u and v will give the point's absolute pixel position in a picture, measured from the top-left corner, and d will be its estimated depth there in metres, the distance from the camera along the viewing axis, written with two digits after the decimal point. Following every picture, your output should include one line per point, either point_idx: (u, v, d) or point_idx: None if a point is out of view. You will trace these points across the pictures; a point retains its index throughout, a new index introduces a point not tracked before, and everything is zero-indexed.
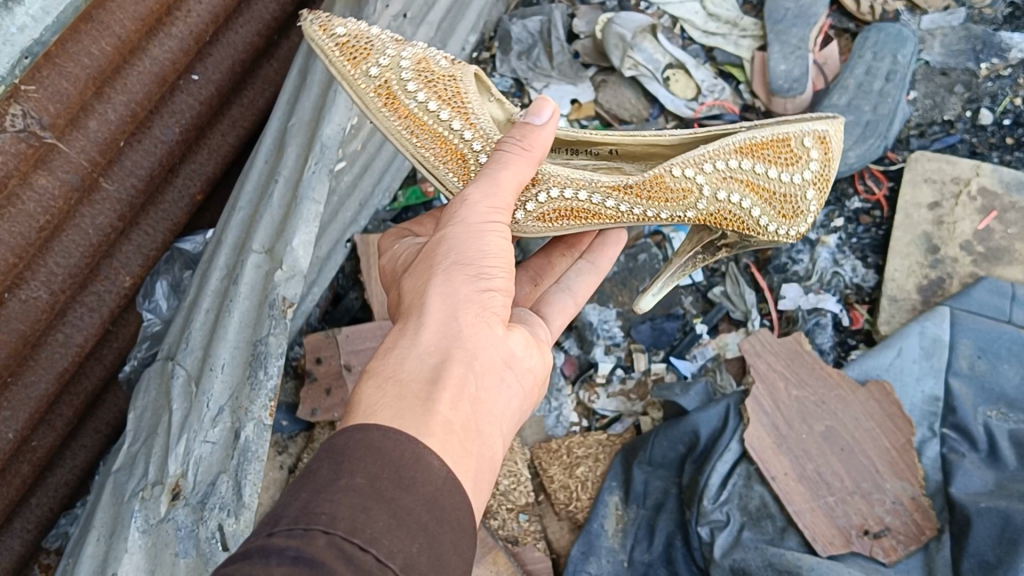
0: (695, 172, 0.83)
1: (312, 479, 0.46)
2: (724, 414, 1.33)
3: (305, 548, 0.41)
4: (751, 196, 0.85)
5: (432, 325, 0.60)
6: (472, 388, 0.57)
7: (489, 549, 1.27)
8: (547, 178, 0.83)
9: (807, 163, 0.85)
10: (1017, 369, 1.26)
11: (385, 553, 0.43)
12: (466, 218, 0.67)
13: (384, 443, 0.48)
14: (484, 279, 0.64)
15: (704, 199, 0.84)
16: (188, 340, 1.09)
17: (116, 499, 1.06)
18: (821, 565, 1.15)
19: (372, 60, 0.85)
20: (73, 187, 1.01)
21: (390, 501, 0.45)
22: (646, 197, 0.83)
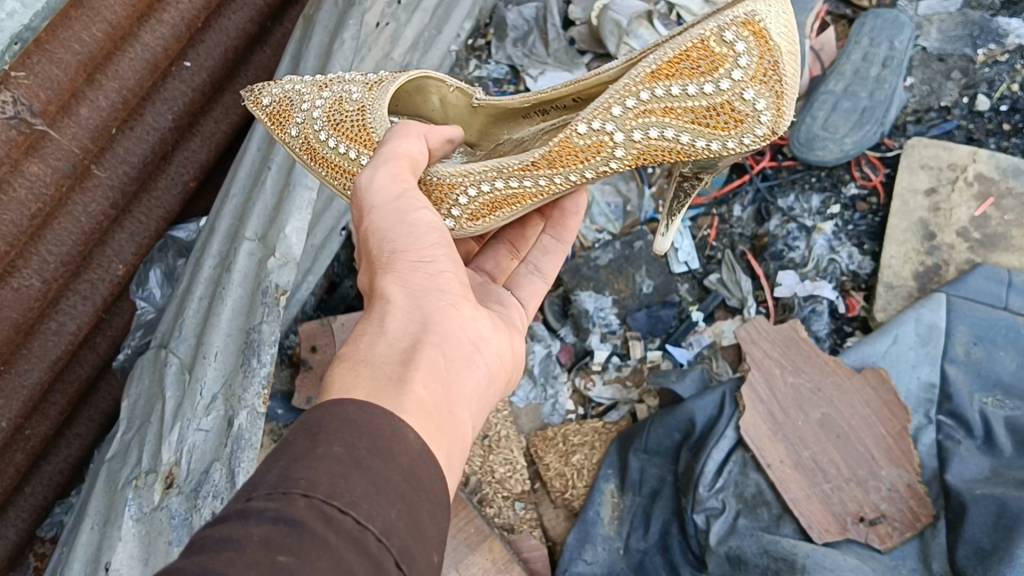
0: (603, 122, 0.74)
1: (288, 449, 0.44)
2: (720, 401, 1.32)
3: (284, 509, 0.40)
4: (674, 122, 0.73)
5: (397, 311, 0.59)
6: (443, 368, 0.56)
7: (485, 536, 1.26)
8: (462, 182, 0.79)
9: (735, 58, 0.69)
10: (1013, 357, 1.25)
11: (364, 516, 0.41)
12: (376, 202, 0.67)
13: (359, 416, 0.47)
14: (428, 263, 0.63)
15: (620, 145, 0.75)
16: (182, 328, 1.09)
17: (109, 487, 1.06)
18: (816, 553, 1.15)
19: (292, 121, 0.88)
20: (64, 174, 1.00)
21: (369, 468, 0.43)
22: (557, 165, 0.77)
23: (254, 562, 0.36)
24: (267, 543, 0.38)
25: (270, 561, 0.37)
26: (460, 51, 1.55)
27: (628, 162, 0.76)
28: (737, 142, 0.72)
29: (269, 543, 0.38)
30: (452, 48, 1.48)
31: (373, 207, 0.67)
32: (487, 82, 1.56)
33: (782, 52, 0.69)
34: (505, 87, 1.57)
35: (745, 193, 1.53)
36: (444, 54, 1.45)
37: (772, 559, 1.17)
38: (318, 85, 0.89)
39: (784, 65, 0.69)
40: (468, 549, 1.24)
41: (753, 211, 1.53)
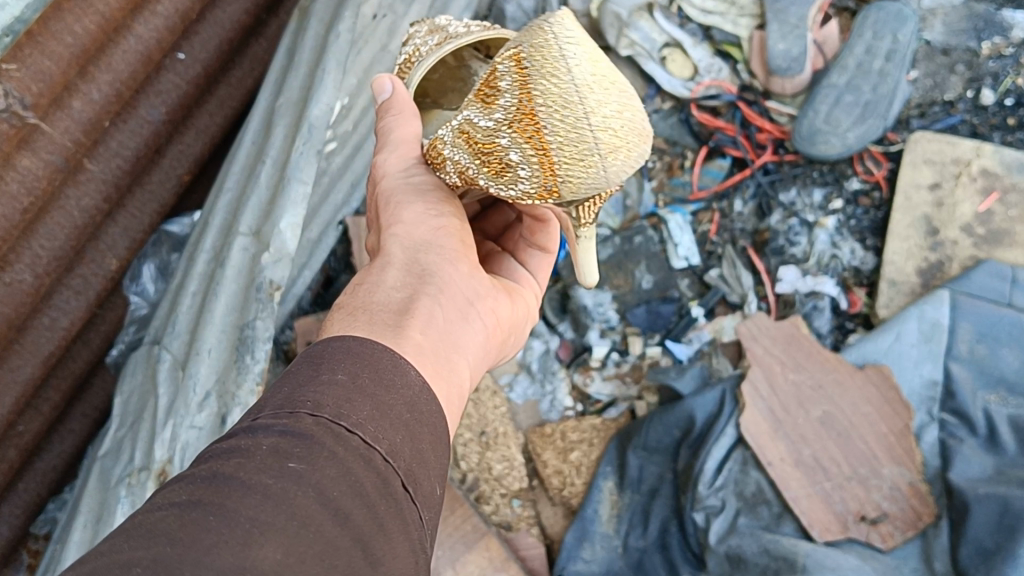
0: (443, 132, 0.69)
1: (294, 376, 0.49)
2: (720, 399, 1.30)
3: (293, 424, 0.44)
4: (472, 147, 0.66)
5: (397, 262, 0.66)
6: (439, 316, 0.62)
7: (482, 534, 1.24)
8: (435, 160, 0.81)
9: (501, 96, 0.63)
10: (1017, 354, 1.24)
11: (371, 436, 0.46)
12: (388, 170, 0.72)
13: (361, 349, 0.52)
14: (433, 216, 0.69)
15: (448, 159, 0.68)
16: (175, 324, 1.08)
17: (102, 485, 1.04)
18: (817, 552, 1.14)
19: None
20: (57, 167, 0.98)
21: (372, 395, 0.48)
22: (432, 166, 0.71)
23: (264, 470, 0.41)
24: (276, 452, 0.43)
25: (280, 467, 0.42)
26: None
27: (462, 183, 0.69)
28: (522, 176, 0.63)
29: (277, 452, 0.42)
30: None
31: (385, 174, 0.72)
32: None
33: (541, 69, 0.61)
34: None
35: (746, 187, 1.52)
36: None
37: (773, 558, 1.16)
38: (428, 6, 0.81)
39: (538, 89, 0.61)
40: (465, 547, 1.23)
41: (753, 207, 1.52)
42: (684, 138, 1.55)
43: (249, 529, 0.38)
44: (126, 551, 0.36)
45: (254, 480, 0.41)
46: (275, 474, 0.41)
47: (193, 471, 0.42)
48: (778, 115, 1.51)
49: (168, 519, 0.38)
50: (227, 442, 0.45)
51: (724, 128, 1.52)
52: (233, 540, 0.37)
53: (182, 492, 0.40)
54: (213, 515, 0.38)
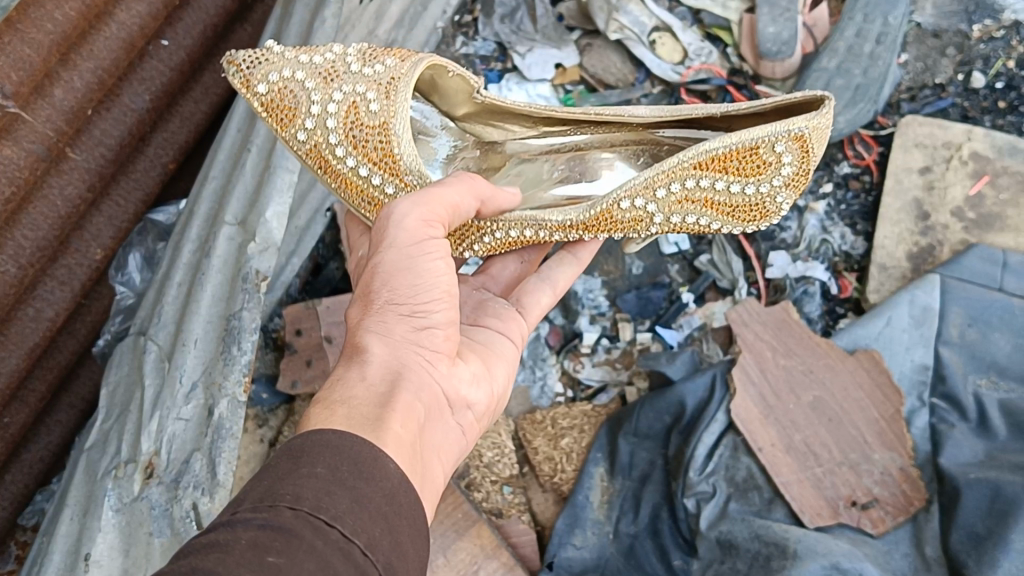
0: (645, 202, 0.84)
1: (272, 469, 0.49)
2: (710, 384, 1.31)
3: (272, 517, 0.45)
4: (708, 213, 0.86)
5: (378, 359, 0.63)
6: (418, 412, 0.61)
7: (473, 521, 1.24)
8: (490, 226, 0.85)
9: (783, 166, 0.82)
10: (1008, 337, 1.25)
11: (350, 530, 0.46)
12: (397, 240, 0.68)
13: (341, 443, 0.52)
14: (420, 315, 0.66)
15: (656, 221, 0.86)
16: (160, 315, 1.07)
17: (88, 477, 1.03)
18: (808, 537, 1.15)
19: (297, 123, 0.83)
20: (39, 157, 0.97)
21: (352, 488, 0.49)
22: (595, 228, 0.85)
23: (244, 563, 0.41)
24: (255, 545, 0.43)
25: (260, 560, 0.42)
26: (447, 27, 1.52)
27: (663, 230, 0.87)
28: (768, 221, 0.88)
29: (256, 545, 0.42)
30: (438, 25, 1.43)
31: (391, 242, 0.68)
32: (474, 59, 1.54)
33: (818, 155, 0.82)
34: (492, 66, 1.54)
35: None
36: (430, 31, 1.41)
37: (765, 544, 1.16)
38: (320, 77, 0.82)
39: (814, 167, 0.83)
40: (455, 535, 1.23)
41: None
42: None
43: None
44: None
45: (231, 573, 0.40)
46: (257, 567, 0.41)
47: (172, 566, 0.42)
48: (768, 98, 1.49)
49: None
50: (204, 537, 0.45)
51: None
52: None
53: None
54: None
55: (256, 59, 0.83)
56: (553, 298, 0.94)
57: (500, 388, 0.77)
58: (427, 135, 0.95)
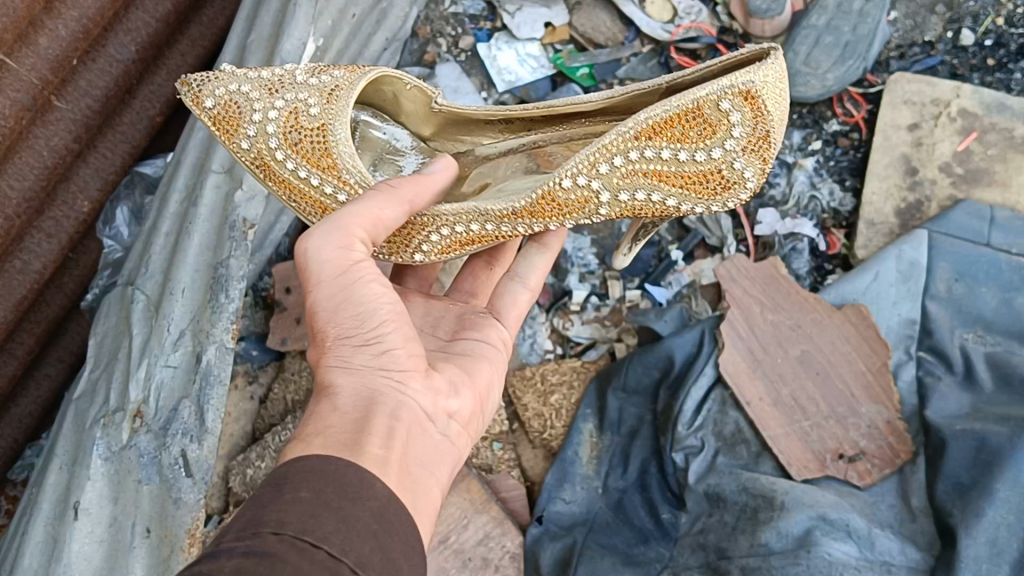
0: (591, 179, 0.81)
1: (257, 499, 0.49)
2: (698, 339, 1.32)
3: (256, 543, 0.44)
4: (661, 185, 0.81)
5: (348, 391, 0.63)
6: (399, 433, 0.61)
7: (463, 477, 1.29)
8: (435, 222, 0.83)
9: (732, 126, 0.78)
10: (994, 292, 1.26)
11: (338, 549, 0.46)
12: (323, 275, 0.67)
13: (325, 468, 0.52)
14: (376, 341, 0.65)
15: (605, 203, 0.82)
16: (148, 265, 1.06)
17: (77, 427, 1.04)
18: (795, 490, 1.16)
19: (242, 131, 0.83)
20: (24, 106, 0.97)
21: (338, 508, 0.48)
22: (540, 215, 0.82)
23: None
24: (238, 573, 0.42)
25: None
26: None
27: (613, 217, 0.84)
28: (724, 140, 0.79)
29: (240, 572, 0.42)
30: None
31: (319, 278, 0.67)
32: (463, 18, 1.54)
33: (770, 121, 0.78)
34: (481, 25, 1.54)
35: None
36: None
37: (752, 496, 1.17)
38: (267, 90, 0.82)
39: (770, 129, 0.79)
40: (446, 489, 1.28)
41: None
42: None
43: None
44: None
45: None
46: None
47: None
48: None
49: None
50: (189, 570, 0.44)
51: None
52: None
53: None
54: None
55: (206, 76, 0.83)
56: (530, 295, 0.92)
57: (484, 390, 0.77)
58: (396, 155, 0.96)
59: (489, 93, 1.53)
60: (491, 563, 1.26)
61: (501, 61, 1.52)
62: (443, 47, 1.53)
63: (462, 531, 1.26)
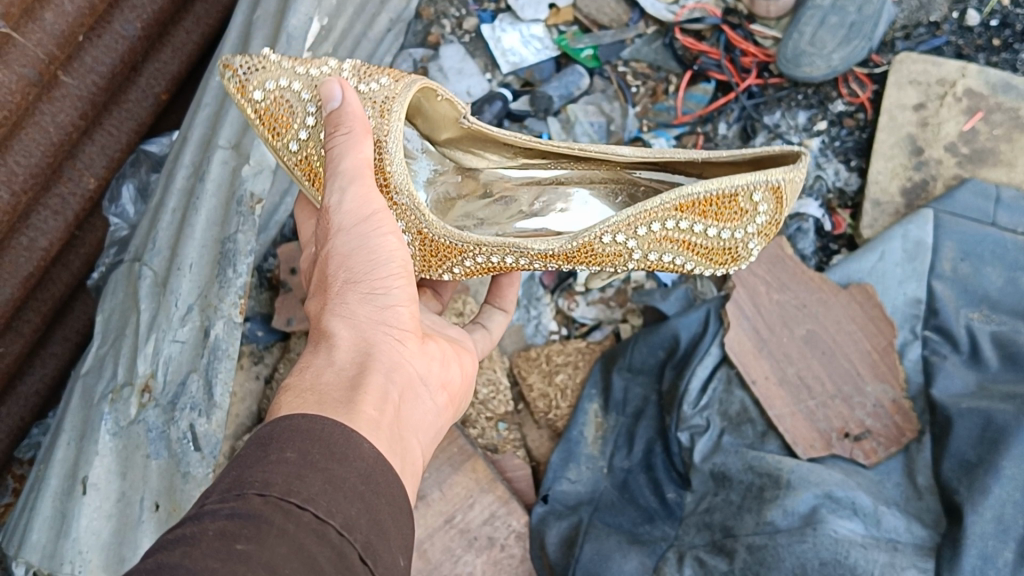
0: (628, 237, 0.82)
1: (242, 459, 0.48)
2: (704, 319, 1.32)
3: (240, 505, 0.44)
4: (685, 253, 0.86)
5: (345, 342, 0.62)
6: (392, 395, 0.60)
7: (468, 457, 1.29)
8: (473, 250, 0.82)
9: (757, 215, 0.84)
10: (1000, 272, 1.25)
11: (324, 511, 0.45)
12: (343, 224, 0.68)
13: (312, 427, 0.51)
14: (379, 294, 0.66)
15: (635, 258, 0.84)
16: (155, 240, 1.06)
17: (85, 402, 1.05)
18: (800, 468, 1.16)
19: (290, 134, 0.83)
20: (31, 82, 0.97)
21: (324, 470, 0.48)
22: (575, 260, 0.83)
23: (212, 552, 0.40)
24: (223, 536, 0.41)
25: (228, 549, 0.41)
26: None
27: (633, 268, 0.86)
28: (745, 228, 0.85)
29: (224, 535, 0.42)
30: None
31: (339, 227, 0.68)
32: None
33: (784, 206, 0.85)
34: (486, 7, 1.54)
35: (731, 110, 1.48)
36: None
37: (758, 475, 1.17)
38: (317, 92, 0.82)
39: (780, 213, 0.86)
40: (451, 469, 1.28)
41: (738, 128, 1.48)
42: (667, 63, 1.52)
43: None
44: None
45: (200, 565, 0.39)
46: (224, 557, 0.40)
47: (141, 564, 0.41)
48: (762, 38, 1.49)
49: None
50: (173, 532, 0.44)
51: (708, 52, 1.50)
52: None
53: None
54: None
55: (254, 67, 0.84)
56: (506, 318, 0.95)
57: (468, 368, 0.78)
58: (410, 158, 0.96)
59: (493, 75, 1.52)
60: (497, 543, 1.26)
61: (505, 43, 1.51)
62: (447, 29, 1.53)
63: (468, 510, 1.27)
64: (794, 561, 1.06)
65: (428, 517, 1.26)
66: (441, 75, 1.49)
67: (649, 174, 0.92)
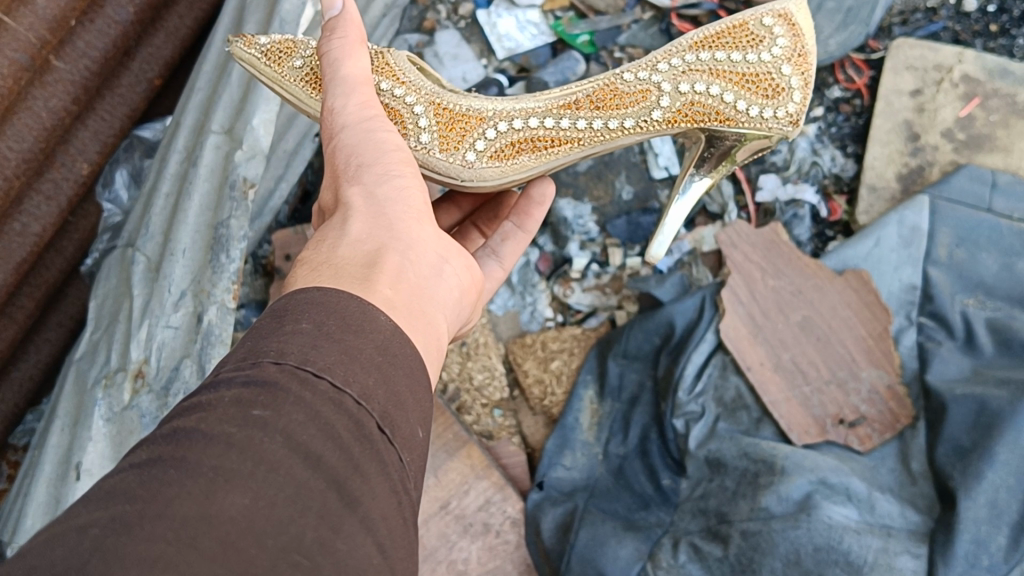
0: (651, 73, 0.80)
1: (256, 331, 0.43)
2: (699, 305, 1.32)
3: (255, 372, 0.39)
4: (721, 82, 0.79)
5: (360, 215, 0.57)
6: (410, 275, 0.54)
7: (462, 443, 1.29)
8: (493, 115, 0.79)
9: (775, 39, 0.79)
10: (996, 258, 1.24)
11: (341, 380, 0.40)
12: (347, 123, 0.67)
13: (326, 299, 0.45)
14: (393, 176, 0.62)
15: (667, 94, 0.79)
16: (148, 226, 1.07)
17: (79, 387, 1.07)
18: (795, 454, 1.15)
19: (296, 54, 0.78)
20: (22, 66, 0.96)
21: (341, 340, 0.42)
22: (603, 106, 0.79)
23: (227, 420, 0.37)
24: (238, 402, 0.38)
25: (244, 417, 0.37)
26: None
27: (670, 119, 0.79)
28: (772, 50, 0.79)
29: (239, 401, 0.38)
30: None
31: (342, 125, 0.67)
32: None
33: (808, 43, 0.80)
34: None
35: None
36: None
37: (752, 461, 1.17)
38: None
39: (808, 54, 0.80)
40: (446, 455, 1.28)
41: None
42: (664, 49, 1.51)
43: (212, 477, 0.34)
44: (88, 516, 0.33)
45: (214, 431, 0.36)
46: (237, 424, 0.37)
47: (155, 433, 0.38)
48: None
49: (128, 479, 0.35)
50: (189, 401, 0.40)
51: None
52: (196, 492, 0.34)
53: (144, 453, 0.37)
54: (174, 468, 0.35)
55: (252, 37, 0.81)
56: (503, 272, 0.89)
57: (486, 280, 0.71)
58: None
59: (489, 60, 1.51)
60: (492, 529, 1.26)
61: (501, 28, 1.51)
62: (443, 14, 1.53)
63: (463, 496, 1.27)
64: (788, 547, 1.06)
65: (423, 503, 1.26)
66: (436, 60, 1.49)
67: None
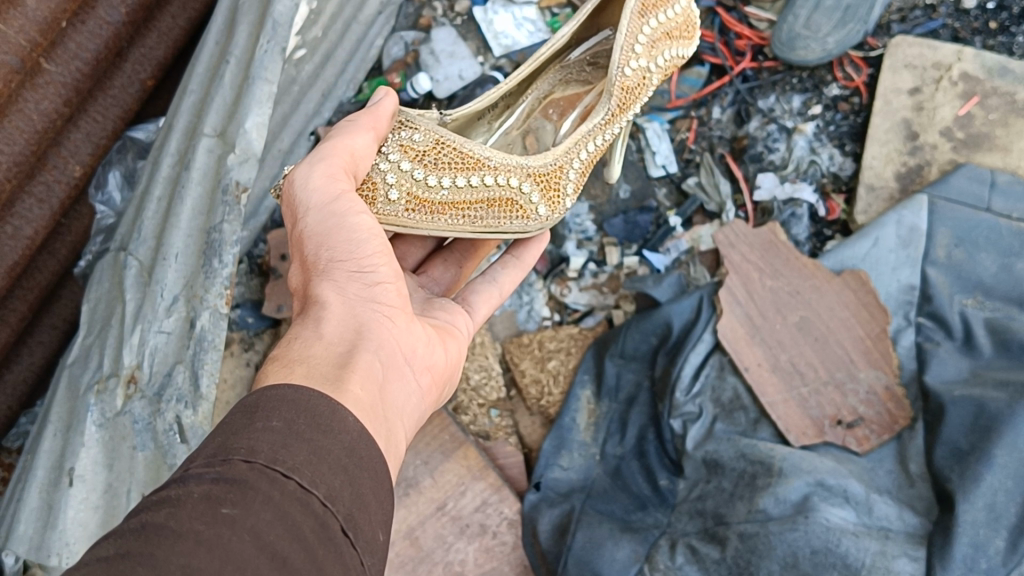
0: (637, 60, 0.89)
1: (226, 425, 0.46)
2: (697, 305, 1.31)
3: (226, 470, 0.42)
4: (674, 40, 0.92)
5: (335, 316, 0.62)
6: (376, 375, 0.59)
7: (460, 443, 1.28)
8: (567, 158, 0.88)
9: None
10: (994, 258, 1.24)
11: (308, 481, 0.43)
12: (313, 202, 0.69)
13: (297, 396, 0.49)
14: (366, 272, 0.66)
15: (654, 69, 0.91)
16: (141, 229, 1.07)
17: (71, 391, 1.07)
18: (792, 455, 1.15)
19: (383, 188, 0.79)
20: (13, 69, 0.95)
21: (310, 440, 0.46)
22: (624, 107, 0.91)
23: (196, 516, 0.39)
24: (208, 499, 0.40)
25: (213, 514, 0.39)
26: None
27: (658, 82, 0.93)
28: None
29: (209, 498, 0.40)
30: None
31: (309, 207, 0.69)
32: None
33: None
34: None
35: (725, 94, 1.48)
36: None
37: (749, 463, 1.17)
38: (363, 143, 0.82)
39: None
40: (442, 456, 1.27)
41: (731, 114, 1.48)
42: None
43: None
44: None
45: (183, 528, 0.38)
46: (209, 520, 0.39)
47: (123, 525, 0.40)
48: (757, 21, 1.46)
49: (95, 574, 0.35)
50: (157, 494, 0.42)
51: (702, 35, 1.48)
52: None
53: (110, 546, 0.38)
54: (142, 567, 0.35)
55: None
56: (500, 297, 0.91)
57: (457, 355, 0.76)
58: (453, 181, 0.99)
59: (485, 59, 1.50)
60: (488, 530, 1.26)
61: (498, 25, 1.49)
62: (440, 10, 1.52)
63: (460, 497, 1.27)
64: (785, 550, 1.06)
65: (420, 504, 1.26)
66: (432, 58, 1.47)
67: (580, 49, 1.02)
